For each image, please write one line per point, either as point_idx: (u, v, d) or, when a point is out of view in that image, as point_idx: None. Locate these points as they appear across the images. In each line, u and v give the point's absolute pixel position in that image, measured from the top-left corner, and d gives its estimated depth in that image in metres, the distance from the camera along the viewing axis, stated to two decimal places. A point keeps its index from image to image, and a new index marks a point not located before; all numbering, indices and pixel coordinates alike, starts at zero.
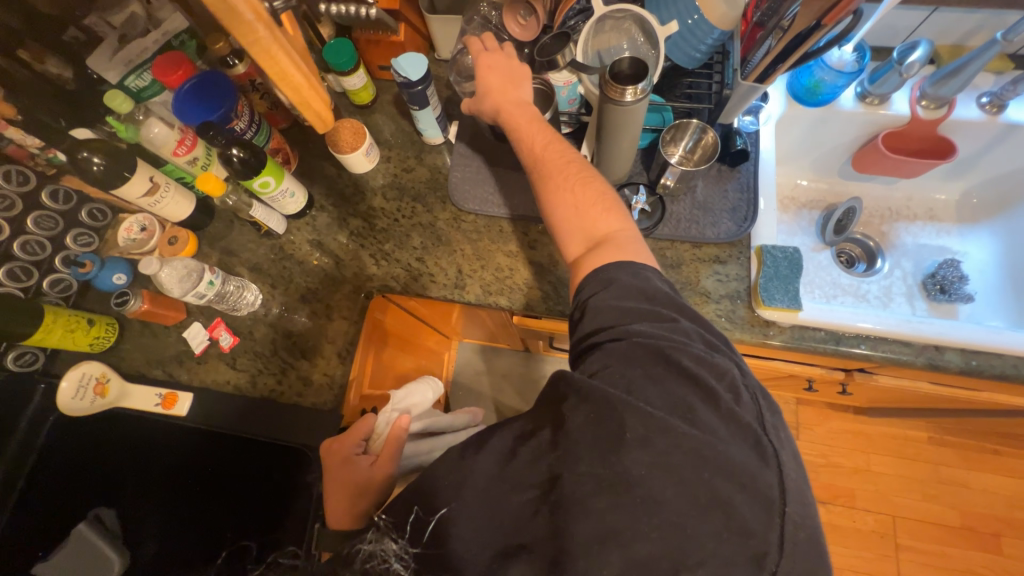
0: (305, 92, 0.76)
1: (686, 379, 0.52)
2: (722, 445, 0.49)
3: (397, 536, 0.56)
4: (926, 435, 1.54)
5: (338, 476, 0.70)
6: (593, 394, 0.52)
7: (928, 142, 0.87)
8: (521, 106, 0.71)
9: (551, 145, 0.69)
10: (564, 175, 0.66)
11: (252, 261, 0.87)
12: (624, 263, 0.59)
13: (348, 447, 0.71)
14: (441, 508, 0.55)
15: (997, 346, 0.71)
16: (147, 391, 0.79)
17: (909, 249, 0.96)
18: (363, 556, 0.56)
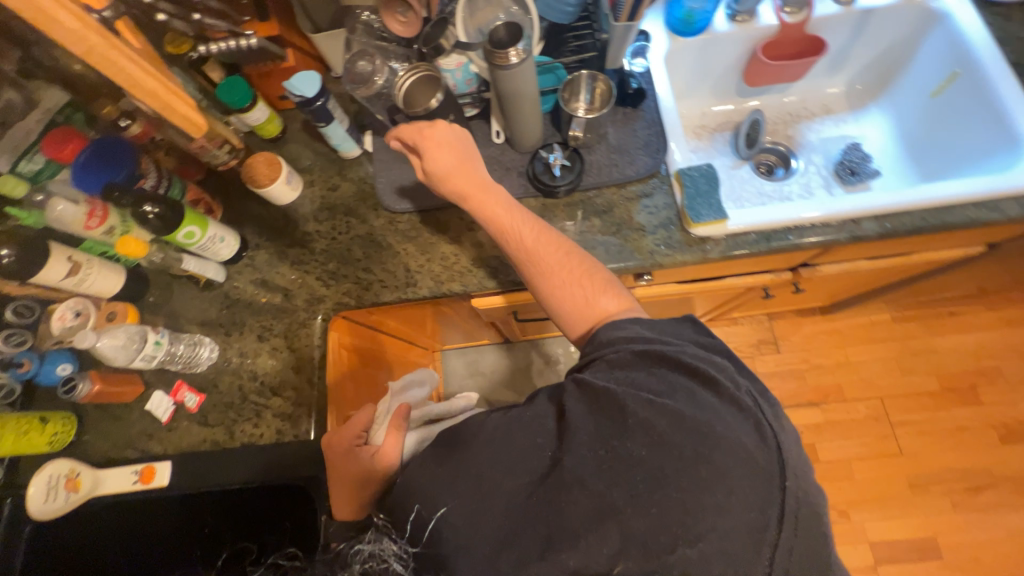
0: (164, 97, 0.65)
1: (686, 380, 0.55)
2: (719, 424, 0.51)
3: (397, 536, 0.57)
4: (889, 315, 1.64)
5: (342, 467, 0.69)
6: (593, 389, 0.55)
7: (803, 44, 0.94)
8: (485, 188, 0.71)
9: (541, 237, 0.69)
10: (554, 265, 0.68)
11: (201, 317, 0.85)
12: (635, 318, 0.63)
13: (349, 438, 0.71)
14: (441, 507, 0.54)
15: (900, 205, 0.76)
16: (122, 472, 0.76)
17: (816, 145, 1.03)
18: (362, 558, 0.55)
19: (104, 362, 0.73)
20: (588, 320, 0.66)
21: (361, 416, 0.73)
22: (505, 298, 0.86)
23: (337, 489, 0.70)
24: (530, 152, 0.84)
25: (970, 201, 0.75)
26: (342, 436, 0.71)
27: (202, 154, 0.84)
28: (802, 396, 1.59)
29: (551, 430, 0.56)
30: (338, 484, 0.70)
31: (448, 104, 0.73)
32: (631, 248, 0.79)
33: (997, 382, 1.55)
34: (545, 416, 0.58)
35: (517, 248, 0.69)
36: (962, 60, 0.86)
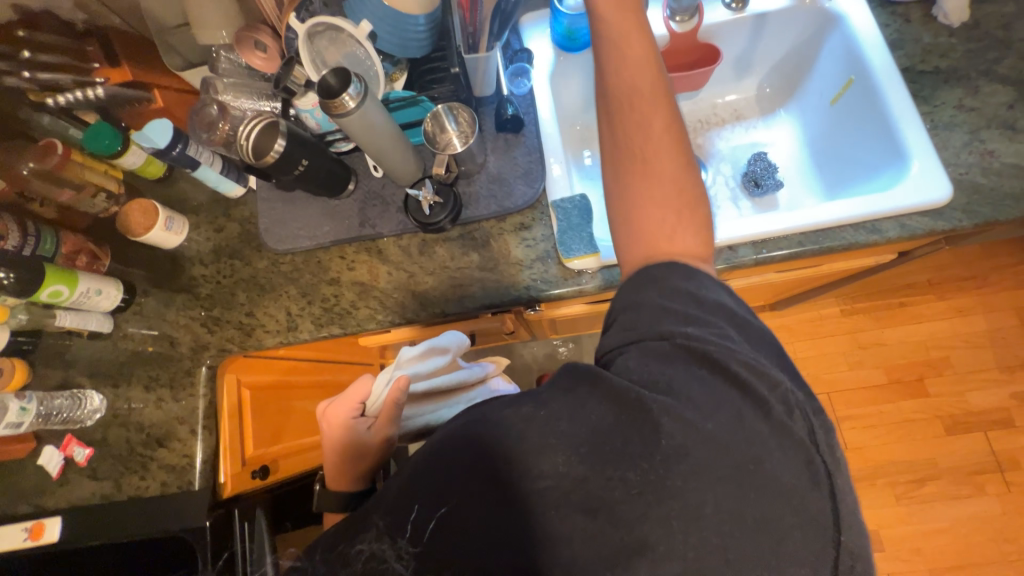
0: None
1: (739, 382, 0.46)
2: (769, 460, 0.43)
3: (398, 537, 0.48)
4: (838, 309, 1.61)
5: (338, 439, 0.71)
6: (618, 392, 0.46)
7: (698, 52, 0.89)
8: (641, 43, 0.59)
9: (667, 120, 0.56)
10: (658, 155, 0.55)
11: (91, 366, 0.85)
12: (677, 267, 0.53)
13: (347, 410, 0.72)
14: (443, 505, 0.47)
15: (778, 230, 0.74)
16: (12, 529, 0.77)
17: (723, 153, 1.00)
18: (363, 556, 0.48)
19: None
20: (645, 251, 0.55)
21: (358, 389, 0.74)
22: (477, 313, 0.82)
23: (334, 462, 0.71)
24: (409, 185, 0.82)
25: (849, 223, 0.73)
26: (337, 409, 0.72)
27: (78, 204, 0.84)
28: None
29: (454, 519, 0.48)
30: (336, 458, 0.71)
31: (297, 147, 0.70)
32: (507, 284, 0.78)
33: (945, 373, 1.53)
34: (556, 417, 0.47)
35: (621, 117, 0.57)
36: (855, 66, 0.82)
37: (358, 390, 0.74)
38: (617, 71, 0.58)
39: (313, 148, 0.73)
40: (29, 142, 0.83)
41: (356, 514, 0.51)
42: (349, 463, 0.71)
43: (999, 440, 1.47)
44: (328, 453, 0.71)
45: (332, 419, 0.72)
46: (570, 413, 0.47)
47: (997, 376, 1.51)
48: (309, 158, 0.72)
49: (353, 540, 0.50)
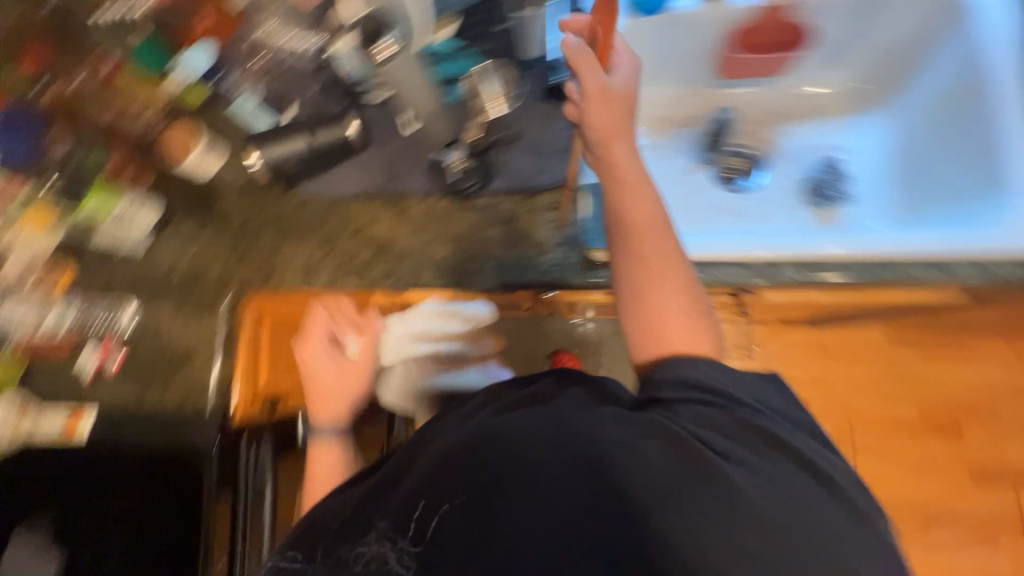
0: None
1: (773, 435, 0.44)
2: (858, 563, 0.37)
3: (398, 538, 0.44)
4: (886, 336, 1.48)
5: (314, 376, 0.67)
6: (682, 441, 0.41)
7: (783, 33, 0.83)
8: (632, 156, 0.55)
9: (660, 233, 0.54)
10: (647, 245, 0.54)
11: (127, 279, 0.90)
12: (698, 361, 0.48)
13: (319, 347, 0.68)
14: (445, 504, 0.43)
15: (833, 253, 0.69)
16: (52, 415, 0.84)
17: (794, 153, 0.91)
18: (362, 561, 0.44)
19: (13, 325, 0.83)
20: (653, 350, 0.52)
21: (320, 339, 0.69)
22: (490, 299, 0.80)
23: (314, 468, 0.63)
24: (443, 146, 0.80)
25: (924, 257, 0.68)
26: (312, 390, 0.67)
27: (123, 121, 0.85)
28: None
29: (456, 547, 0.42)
30: (317, 457, 0.63)
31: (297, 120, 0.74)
32: (525, 263, 0.76)
33: None
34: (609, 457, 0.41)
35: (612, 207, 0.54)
36: (973, 80, 0.74)
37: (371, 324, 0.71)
38: (604, 170, 0.56)
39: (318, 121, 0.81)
40: (82, 53, 0.84)
41: (352, 514, 0.48)
42: (331, 466, 0.63)
43: None
44: (312, 463, 0.63)
45: (318, 400, 0.66)
46: (625, 458, 0.41)
47: None
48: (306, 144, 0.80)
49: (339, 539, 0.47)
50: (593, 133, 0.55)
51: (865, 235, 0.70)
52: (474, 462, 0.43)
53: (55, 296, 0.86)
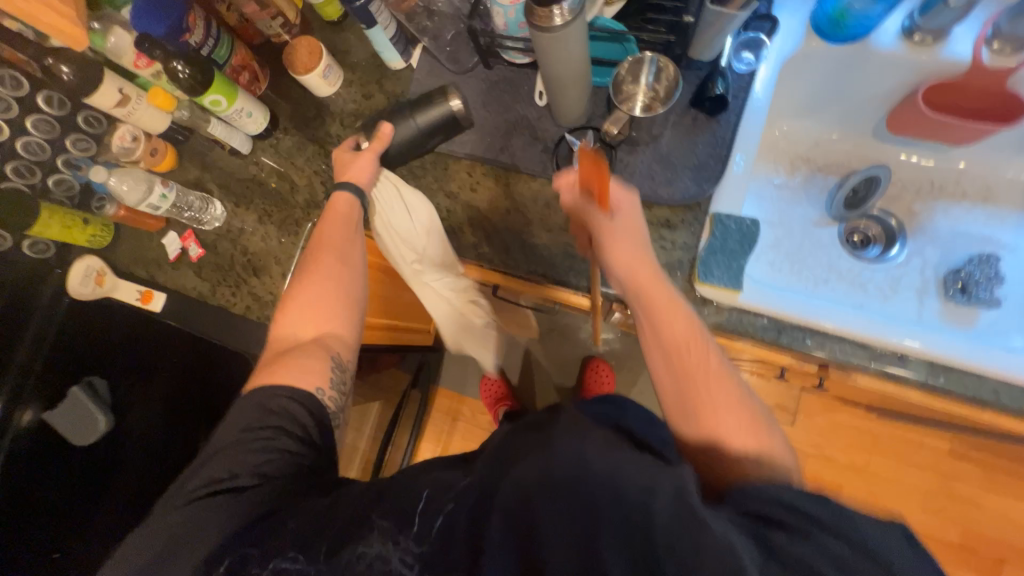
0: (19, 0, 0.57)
1: (824, 554, 0.39)
2: None
3: (403, 539, 0.50)
4: (947, 447, 1.36)
5: (328, 229, 0.73)
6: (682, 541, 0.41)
7: (988, 101, 0.69)
8: (654, 277, 0.60)
9: (696, 347, 0.57)
10: (698, 366, 0.56)
11: (222, 178, 0.91)
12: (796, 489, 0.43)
13: (344, 216, 0.74)
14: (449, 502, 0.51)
15: (973, 365, 0.60)
16: (129, 287, 0.89)
17: (939, 235, 0.80)
18: (367, 559, 0.50)
19: (117, 198, 0.84)
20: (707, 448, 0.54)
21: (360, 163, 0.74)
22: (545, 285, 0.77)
23: (295, 311, 0.70)
24: (567, 129, 0.74)
25: None
26: (327, 224, 0.74)
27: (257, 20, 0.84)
28: None
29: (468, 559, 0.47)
30: (287, 364, 0.65)
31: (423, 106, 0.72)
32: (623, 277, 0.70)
33: None
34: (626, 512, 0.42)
35: (646, 326, 0.59)
36: None
37: (376, 196, 0.78)
38: (637, 304, 0.60)
39: (415, 102, 0.75)
40: None
41: (350, 514, 0.54)
42: (316, 313, 0.70)
43: None
44: (292, 305, 0.70)
45: (319, 251, 0.72)
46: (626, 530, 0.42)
47: None
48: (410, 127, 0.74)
49: (297, 518, 0.55)
50: (616, 268, 0.60)
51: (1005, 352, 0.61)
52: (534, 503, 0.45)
53: (156, 176, 0.87)
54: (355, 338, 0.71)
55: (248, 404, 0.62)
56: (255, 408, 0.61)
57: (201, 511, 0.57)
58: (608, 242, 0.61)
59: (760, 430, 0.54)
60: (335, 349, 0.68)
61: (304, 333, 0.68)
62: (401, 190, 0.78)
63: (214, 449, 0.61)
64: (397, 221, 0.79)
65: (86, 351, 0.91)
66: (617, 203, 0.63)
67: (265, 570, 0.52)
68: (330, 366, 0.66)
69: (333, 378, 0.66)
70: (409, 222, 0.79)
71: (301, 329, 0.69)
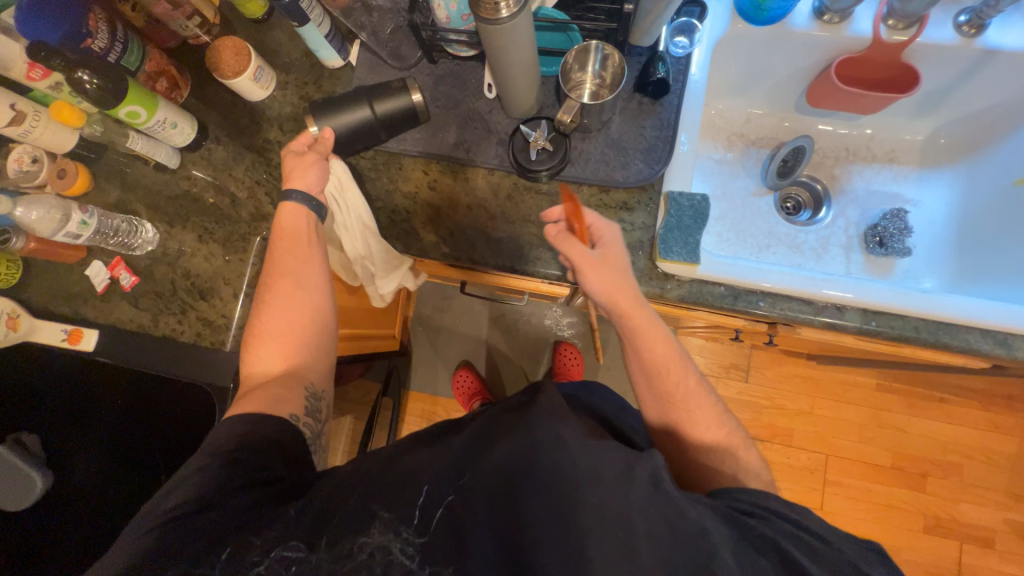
0: None
1: (790, 535, 0.50)
2: None
3: (404, 530, 0.52)
4: (875, 382, 1.54)
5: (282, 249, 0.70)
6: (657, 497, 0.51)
7: (887, 73, 0.77)
8: (636, 300, 0.63)
9: (674, 363, 0.65)
10: (672, 377, 0.65)
11: (148, 197, 0.83)
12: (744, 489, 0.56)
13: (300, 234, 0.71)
14: (448, 494, 0.54)
15: (897, 307, 0.68)
16: (53, 326, 0.80)
17: (858, 196, 0.88)
18: (368, 550, 0.50)
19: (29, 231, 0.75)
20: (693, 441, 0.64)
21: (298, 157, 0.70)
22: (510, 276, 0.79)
23: (264, 346, 0.68)
24: (521, 119, 0.74)
25: (980, 326, 0.68)
26: (279, 244, 0.70)
27: (170, 21, 0.77)
28: (751, 429, 1.55)
29: (472, 536, 0.50)
30: (255, 398, 0.63)
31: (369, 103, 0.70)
32: None
33: (950, 478, 1.49)
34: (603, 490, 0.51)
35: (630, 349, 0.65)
36: None
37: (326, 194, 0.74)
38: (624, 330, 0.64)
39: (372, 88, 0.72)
40: None
41: (352, 509, 0.54)
42: (284, 345, 0.68)
43: (971, 554, 1.46)
44: (259, 338, 0.68)
45: (276, 274, 0.69)
46: (615, 494, 0.51)
47: (999, 498, 1.47)
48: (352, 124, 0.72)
49: (284, 523, 0.53)
50: (601, 298, 0.63)
51: (919, 292, 0.70)
52: (514, 478, 0.53)
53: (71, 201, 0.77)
54: (326, 365, 0.71)
55: (223, 424, 0.60)
56: (233, 426, 0.60)
57: (169, 536, 0.51)
58: (591, 270, 0.62)
59: (721, 417, 0.66)
60: (307, 379, 0.68)
61: (275, 366, 0.67)
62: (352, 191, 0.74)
63: (181, 476, 0.56)
64: (344, 218, 0.76)
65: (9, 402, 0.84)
66: (601, 240, 0.65)
67: (266, 558, 0.50)
68: (303, 396, 0.66)
69: (307, 407, 0.66)
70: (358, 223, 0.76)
71: (266, 360, 0.67)
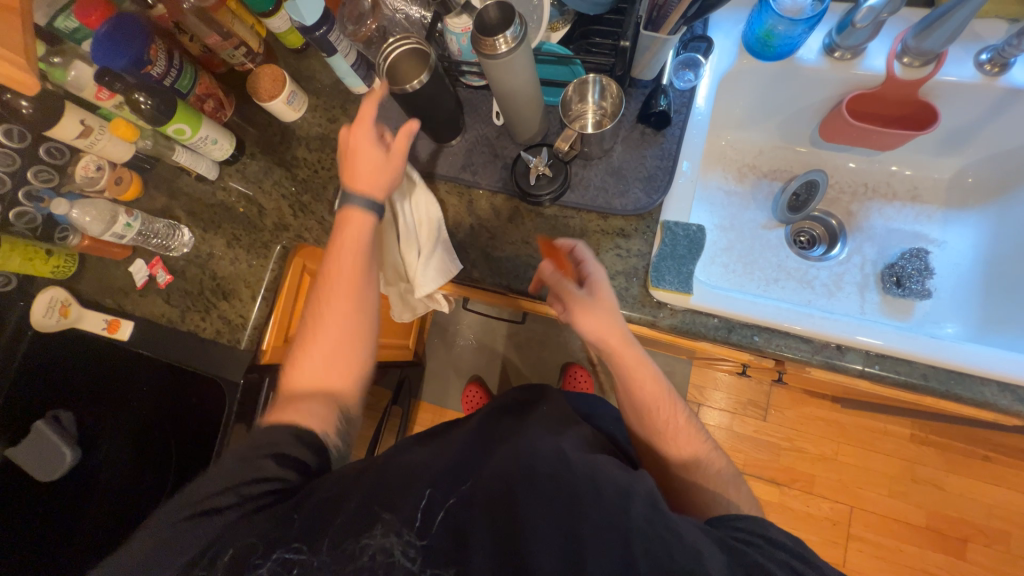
0: None
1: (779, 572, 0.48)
2: None
3: (403, 532, 0.53)
4: (909, 433, 1.43)
5: (344, 240, 0.68)
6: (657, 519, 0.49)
7: (905, 109, 0.76)
8: (625, 341, 0.64)
9: (663, 399, 0.66)
10: (663, 416, 0.66)
11: (189, 205, 0.91)
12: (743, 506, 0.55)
13: (360, 226, 0.68)
14: (450, 498, 0.55)
15: (902, 351, 0.65)
16: (96, 316, 0.89)
17: (876, 233, 0.85)
18: (369, 552, 0.51)
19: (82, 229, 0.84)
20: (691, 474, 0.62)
21: (372, 157, 0.68)
22: (505, 295, 0.80)
23: (302, 361, 0.67)
24: (524, 146, 0.78)
25: (995, 378, 0.64)
26: (337, 244, 0.68)
27: (219, 50, 0.86)
28: (767, 470, 1.47)
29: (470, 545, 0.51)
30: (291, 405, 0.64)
31: (436, 91, 0.69)
32: None
33: (994, 547, 1.35)
34: (599, 515, 0.50)
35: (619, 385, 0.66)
36: None
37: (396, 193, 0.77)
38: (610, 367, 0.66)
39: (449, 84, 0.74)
40: None
41: (353, 512, 0.55)
42: (329, 371, 0.66)
43: None
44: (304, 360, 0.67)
45: (326, 292, 0.67)
46: (615, 517, 0.50)
47: None
48: (431, 77, 0.67)
49: (297, 515, 0.56)
50: (593, 338, 0.64)
51: (932, 338, 0.66)
52: (515, 481, 0.54)
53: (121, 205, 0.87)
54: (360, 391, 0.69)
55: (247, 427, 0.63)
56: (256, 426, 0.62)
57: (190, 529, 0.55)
58: (585, 311, 0.63)
59: (702, 436, 0.67)
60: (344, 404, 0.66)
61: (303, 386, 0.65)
62: (423, 191, 0.78)
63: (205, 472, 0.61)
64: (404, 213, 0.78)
65: (51, 382, 0.92)
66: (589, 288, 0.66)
67: (268, 560, 0.52)
68: (336, 416, 0.65)
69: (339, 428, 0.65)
70: (414, 216, 0.79)
71: (309, 389, 0.65)
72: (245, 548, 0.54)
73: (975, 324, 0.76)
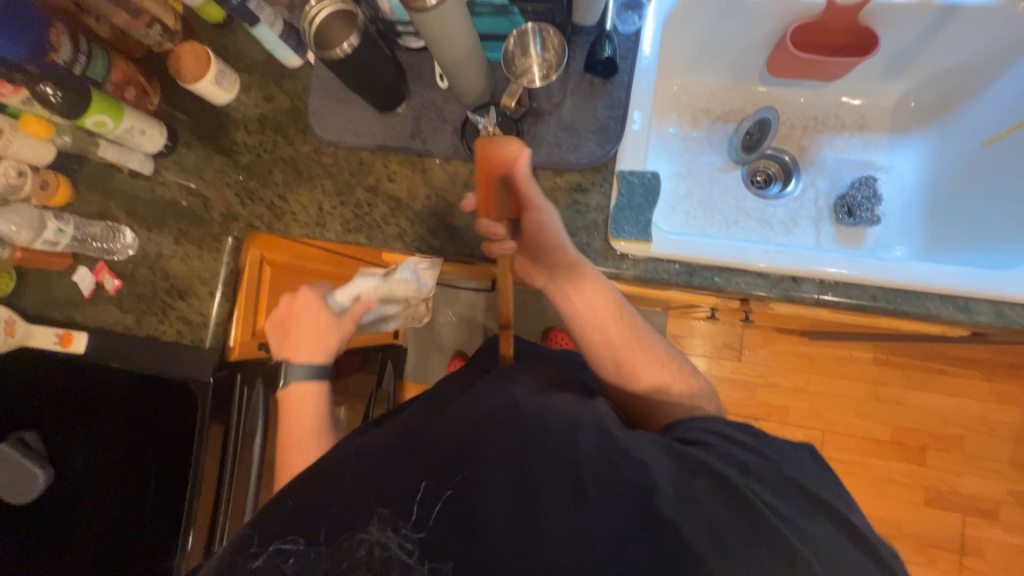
0: None
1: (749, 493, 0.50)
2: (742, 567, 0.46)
3: (401, 526, 0.50)
4: (872, 356, 1.52)
5: (297, 420, 0.68)
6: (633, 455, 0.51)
7: (848, 36, 0.76)
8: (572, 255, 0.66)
9: (617, 319, 0.66)
10: (620, 338, 0.66)
11: (127, 204, 0.86)
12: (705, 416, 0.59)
13: (313, 407, 0.69)
14: (448, 488, 0.51)
15: (854, 277, 0.68)
16: (45, 331, 0.83)
17: (828, 165, 0.87)
18: (367, 549, 0.49)
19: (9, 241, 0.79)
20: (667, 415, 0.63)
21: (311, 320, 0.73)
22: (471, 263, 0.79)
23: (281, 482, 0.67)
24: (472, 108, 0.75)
25: (939, 292, 0.67)
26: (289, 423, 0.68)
27: (132, 31, 0.79)
28: (745, 407, 1.54)
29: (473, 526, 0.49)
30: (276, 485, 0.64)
31: (371, 54, 0.66)
32: None
33: (951, 451, 1.47)
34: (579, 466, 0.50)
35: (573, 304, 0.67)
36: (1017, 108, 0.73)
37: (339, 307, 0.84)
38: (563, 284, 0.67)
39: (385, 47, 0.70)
40: None
41: (348, 504, 0.51)
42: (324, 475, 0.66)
43: (974, 526, 1.44)
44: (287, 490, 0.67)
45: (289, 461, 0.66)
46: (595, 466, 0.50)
47: (1004, 469, 1.45)
48: (361, 39, 0.63)
49: (288, 513, 0.52)
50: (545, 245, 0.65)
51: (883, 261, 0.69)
52: (481, 431, 0.53)
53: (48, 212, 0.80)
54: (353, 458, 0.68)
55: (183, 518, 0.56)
56: None
57: None
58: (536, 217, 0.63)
59: (666, 361, 0.66)
60: None
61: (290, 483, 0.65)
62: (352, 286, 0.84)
63: None
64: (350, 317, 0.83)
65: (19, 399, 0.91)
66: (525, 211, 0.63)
67: (263, 552, 0.50)
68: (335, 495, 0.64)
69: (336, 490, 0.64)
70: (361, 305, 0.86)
71: None
72: (238, 543, 0.51)
73: (920, 242, 0.80)
